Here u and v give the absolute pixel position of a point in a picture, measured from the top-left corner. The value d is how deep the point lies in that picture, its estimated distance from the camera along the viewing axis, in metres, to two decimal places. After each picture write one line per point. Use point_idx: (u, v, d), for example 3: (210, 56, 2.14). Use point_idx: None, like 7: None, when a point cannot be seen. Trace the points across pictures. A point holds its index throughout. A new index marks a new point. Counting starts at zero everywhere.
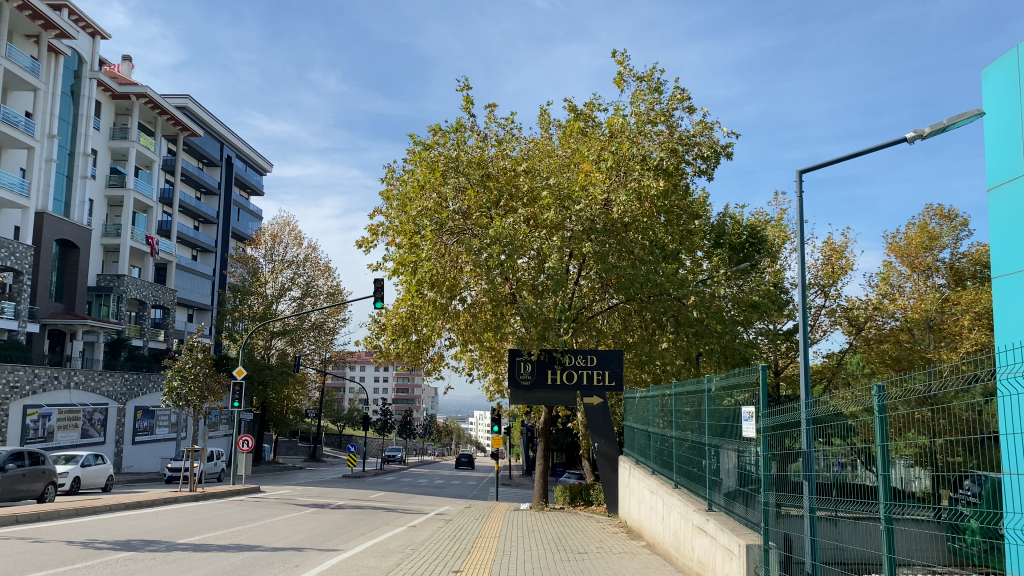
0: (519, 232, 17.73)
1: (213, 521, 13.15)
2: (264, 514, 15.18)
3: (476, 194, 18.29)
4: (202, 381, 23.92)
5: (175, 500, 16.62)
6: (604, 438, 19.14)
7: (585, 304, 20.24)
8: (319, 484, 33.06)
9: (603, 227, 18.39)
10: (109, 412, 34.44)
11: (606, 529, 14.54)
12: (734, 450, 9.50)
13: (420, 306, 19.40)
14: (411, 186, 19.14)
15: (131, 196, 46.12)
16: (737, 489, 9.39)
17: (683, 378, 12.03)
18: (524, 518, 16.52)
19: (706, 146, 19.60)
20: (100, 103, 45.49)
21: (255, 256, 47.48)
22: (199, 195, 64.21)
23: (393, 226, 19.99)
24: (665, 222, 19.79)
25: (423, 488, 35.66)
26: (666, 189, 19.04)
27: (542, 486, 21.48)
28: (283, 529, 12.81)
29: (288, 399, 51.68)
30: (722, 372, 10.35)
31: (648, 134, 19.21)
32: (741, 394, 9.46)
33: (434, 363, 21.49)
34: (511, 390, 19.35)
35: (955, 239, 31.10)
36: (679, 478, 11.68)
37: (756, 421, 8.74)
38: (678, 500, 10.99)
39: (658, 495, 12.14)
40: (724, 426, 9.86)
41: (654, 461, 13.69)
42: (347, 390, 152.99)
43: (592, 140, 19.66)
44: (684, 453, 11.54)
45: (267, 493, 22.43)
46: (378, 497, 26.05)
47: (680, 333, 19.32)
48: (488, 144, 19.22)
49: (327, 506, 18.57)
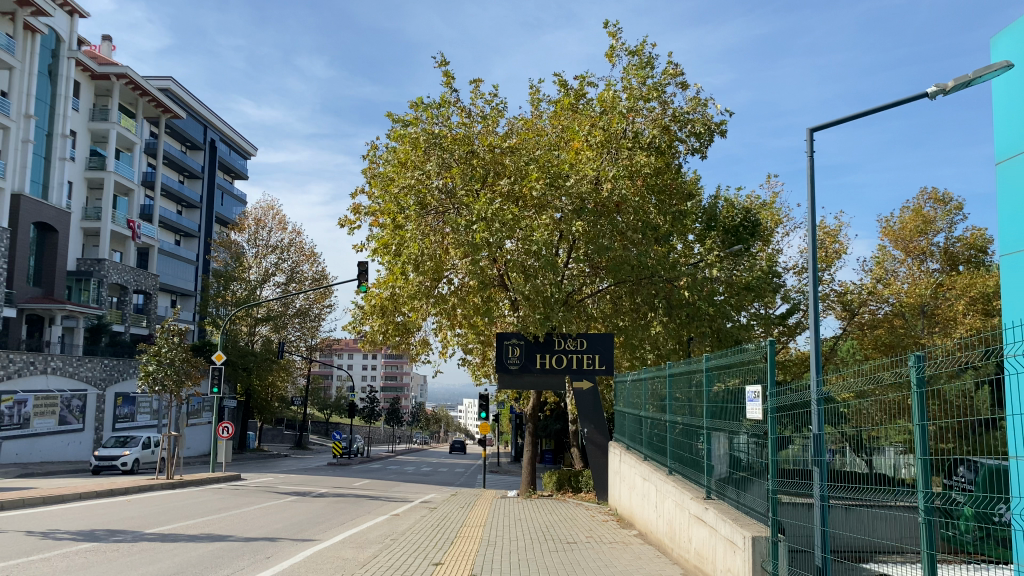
0: (506, 211, 17.31)
1: (186, 510, 12.68)
2: (242, 503, 14.73)
3: (461, 172, 17.81)
4: (179, 366, 23.38)
5: (151, 488, 16.16)
6: (592, 422, 18.99)
7: (575, 287, 19.82)
8: (303, 471, 32.69)
9: (593, 207, 18.02)
10: (88, 399, 33.87)
11: (596, 517, 14.18)
12: (732, 434, 9.06)
13: (404, 289, 18.86)
14: (394, 164, 18.66)
15: (112, 179, 45.31)
16: (730, 475, 9.09)
17: (677, 361, 11.59)
18: (511, 506, 16.14)
19: (702, 124, 19.00)
20: (79, 83, 44.60)
21: (238, 241, 46.87)
22: (183, 179, 63.43)
23: (375, 206, 19.47)
24: (658, 203, 19.37)
25: (410, 475, 35.36)
26: (658, 168, 18.59)
27: (530, 473, 21.15)
28: (259, 518, 12.38)
29: (273, 386, 51.11)
30: (720, 350, 9.80)
31: (640, 111, 18.65)
32: (740, 376, 8.93)
33: (419, 348, 21.04)
34: (499, 375, 18.93)
35: (949, 223, 30.82)
36: (673, 464, 11.29)
37: (762, 402, 8.09)
38: (670, 487, 10.62)
39: (651, 482, 11.74)
40: (721, 409, 9.41)
41: (645, 446, 13.35)
42: (335, 377, 152.82)
43: (582, 116, 19.11)
44: (678, 437, 11.15)
45: (247, 481, 22.00)
46: (363, 484, 25.67)
47: (672, 315, 19.24)
48: (473, 121, 18.74)
49: (308, 494, 18.14)
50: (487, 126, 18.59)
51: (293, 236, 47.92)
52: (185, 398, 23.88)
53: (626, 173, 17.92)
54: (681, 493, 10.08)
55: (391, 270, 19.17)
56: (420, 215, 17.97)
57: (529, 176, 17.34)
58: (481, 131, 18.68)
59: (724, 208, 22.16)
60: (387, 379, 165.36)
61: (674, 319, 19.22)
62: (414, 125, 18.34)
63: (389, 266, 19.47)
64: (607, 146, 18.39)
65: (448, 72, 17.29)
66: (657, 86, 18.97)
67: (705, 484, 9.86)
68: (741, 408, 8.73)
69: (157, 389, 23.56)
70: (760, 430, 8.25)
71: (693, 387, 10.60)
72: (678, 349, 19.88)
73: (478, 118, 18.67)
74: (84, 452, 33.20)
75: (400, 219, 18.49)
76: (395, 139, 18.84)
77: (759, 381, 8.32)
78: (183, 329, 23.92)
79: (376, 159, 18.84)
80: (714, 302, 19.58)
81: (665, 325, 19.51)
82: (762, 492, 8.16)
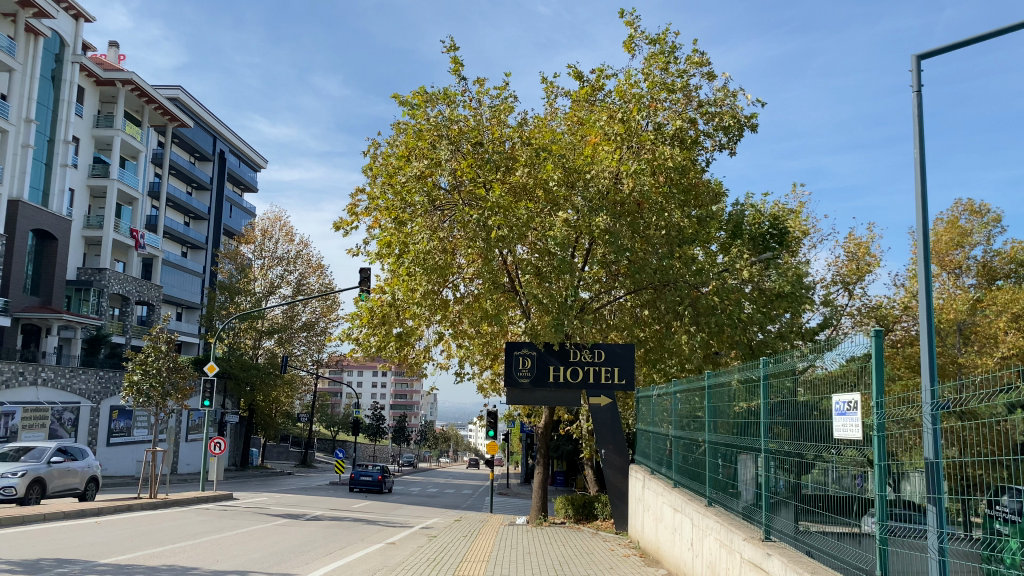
0: (518, 206, 16.43)
1: (158, 535, 11.67)
2: (225, 526, 13.63)
3: (472, 160, 16.82)
4: (164, 377, 22.46)
5: (129, 508, 15.18)
6: (610, 444, 17.94)
7: (592, 297, 18.83)
8: (301, 491, 31.56)
9: (615, 205, 16.98)
10: (81, 412, 32.99)
11: (616, 552, 13.01)
12: (796, 457, 7.47)
13: (407, 291, 17.76)
14: (398, 157, 17.70)
15: (115, 186, 44.67)
16: (785, 502, 7.75)
17: (721, 373, 10.18)
18: (520, 536, 15.01)
19: (732, 116, 17.63)
20: (83, 88, 44.15)
21: (244, 253, 46.25)
22: (190, 190, 63.03)
23: (375, 205, 18.37)
24: (683, 205, 18.24)
25: (415, 497, 34.26)
26: (683, 163, 17.48)
27: (541, 497, 19.98)
28: (237, 546, 11.31)
29: (277, 402, 50.03)
30: (782, 354, 8.24)
31: (660, 105, 17.74)
32: (810, 390, 7.28)
33: (419, 359, 19.91)
34: (508, 389, 17.90)
35: (986, 236, 29.56)
36: (713, 496, 9.95)
37: (864, 416, 6.14)
38: (711, 517, 9.30)
39: (686, 513, 10.49)
40: (782, 427, 7.82)
41: (676, 471, 12.02)
42: (344, 395, 152.21)
43: (600, 108, 18.10)
44: (719, 460, 9.80)
45: (237, 500, 20.91)
46: (362, 506, 24.53)
47: (701, 324, 17.82)
48: (483, 111, 17.75)
49: (301, 517, 17.09)
50: (498, 116, 17.51)
51: (300, 248, 47.17)
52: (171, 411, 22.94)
53: (649, 168, 16.85)
54: (736, 535, 8.36)
55: (393, 273, 18.09)
56: (427, 212, 17.17)
57: (544, 169, 16.39)
58: (491, 121, 17.59)
59: (752, 215, 20.88)
60: (396, 397, 164.52)
61: (703, 329, 17.84)
62: (420, 114, 17.39)
63: (391, 269, 18.39)
64: (627, 139, 17.45)
65: (459, 58, 16.33)
66: (681, 77, 18.03)
67: (764, 526, 8.27)
68: (820, 425, 6.90)
69: (142, 402, 22.51)
70: (844, 454, 6.43)
71: (748, 401, 8.93)
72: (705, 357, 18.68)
73: (488, 110, 17.69)
74: None
75: (404, 215, 17.42)
76: (397, 131, 17.91)
77: (855, 388, 6.43)
78: (171, 338, 23.03)
79: (379, 153, 17.81)
80: (746, 310, 18.44)
81: (692, 334, 18.00)
82: (846, 532, 6.46)
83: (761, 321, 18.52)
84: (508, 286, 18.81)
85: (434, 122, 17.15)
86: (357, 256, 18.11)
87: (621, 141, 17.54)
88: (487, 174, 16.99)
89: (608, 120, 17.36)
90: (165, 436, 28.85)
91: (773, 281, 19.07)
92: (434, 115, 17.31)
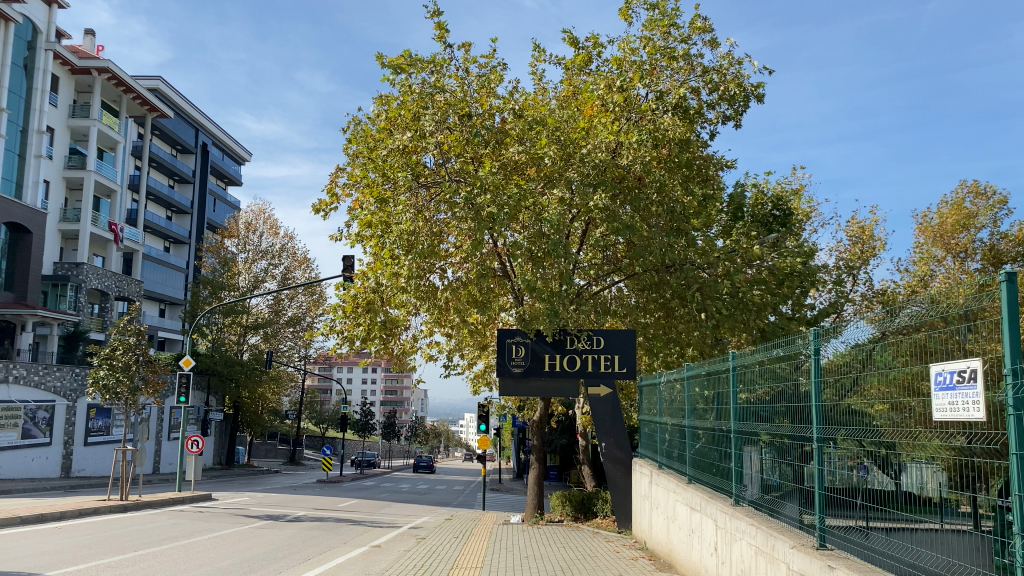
0: (509, 184, 15.68)
1: (120, 542, 10.92)
2: (198, 530, 12.85)
3: (459, 134, 16.21)
4: (133, 372, 21.62)
5: (95, 510, 14.42)
6: (610, 436, 17.31)
7: (588, 283, 18.39)
8: (283, 490, 30.83)
9: (615, 181, 16.30)
10: (56, 411, 32.12)
11: (622, 555, 12.26)
12: (851, 442, 6.83)
13: (391, 278, 16.93)
14: (379, 131, 16.86)
15: (92, 178, 43.68)
16: (839, 491, 7.13)
17: (745, 356, 9.86)
18: (515, 537, 14.24)
19: (737, 86, 16.71)
20: (58, 77, 43.10)
21: (227, 246, 45.36)
22: (172, 183, 62.04)
23: (355, 184, 17.55)
24: (683, 180, 17.49)
25: (402, 494, 33.54)
26: (685, 135, 16.66)
27: (537, 494, 19.29)
28: (205, 552, 10.57)
29: (264, 398, 49.14)
30: (831, 329, 7.67)
31: (662, 72, 16.87)
32: (865, 376, 6.61)
33: (406, 349, 19.16)
34: (500, 379, 17.26)
35: (993, 218, 28.95)
36: (742, 493, 9.44)
37: (987, 391, 5.02)
38: (741, 516, 8.61)
39: (707, 511, 9.79)
40: (829, 415, 7.28)
41: (690, 468, 11.43)
42: (333, 392, 151.63)
43: (596, 79, 17.27)
44: (756, 451, 9.14)
45: (215, 501, 20.15)
46: (347, 506, 23.79)
47: (710, 306, 17.01)
48: (470, 81, 16.90)
49: (281, 518, 16.36)
50: (487, 86, 16.69)
51: (285, 241, 46.33)
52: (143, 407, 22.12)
53: (649, 140, 16.14)
54: (782, 545, 7.55)
55: (376, 257, 17.29)
56: (412, 188, 16.38)
57: (538, 143, 15.69)
58: (479, 92, 16.80)
59: (754, 196, 19.91)
60: (387, 393, 164.00)
61: (711, 316, 17.11)
62: (402, 84, 16.52)
63: (374, 253, 17.54)
64: (626, 109, 16.76)
65: (443, 22, 15.53)
66: (682, 43, 17.14)
67: (816, 532, 7.58)
68: (878, 404, 6.36)
69: (112, 398, 21.67)
70: (858, 438, 6.65)
71: (768, 387, 8.96)
72: (711, 345, 17.89)
73: (477, 79, 16.86)
74: (51, 469, 31.45)
75: (386, 193, 16.66)
76: (378, 103, 17.10)
77: (971, 355, 5.32)
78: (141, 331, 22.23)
79: (358, 125, 16.94)
80: (759, 292, 17.52)
81: (701, 319, 17.23)
82: (853, 524, 6.87)
83: (774, 306, 17.62)
84: (499, 273, 18.21)
85: (419, 90, 16.26)
86: (337, 240, 17.30)
87: (620, 112, 16.83)
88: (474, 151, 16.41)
89: (605, 91, 16.59)
90: (143, 433, 28.03)
91: (781, 259, 17.97)
92: (416, 84, 16.57)
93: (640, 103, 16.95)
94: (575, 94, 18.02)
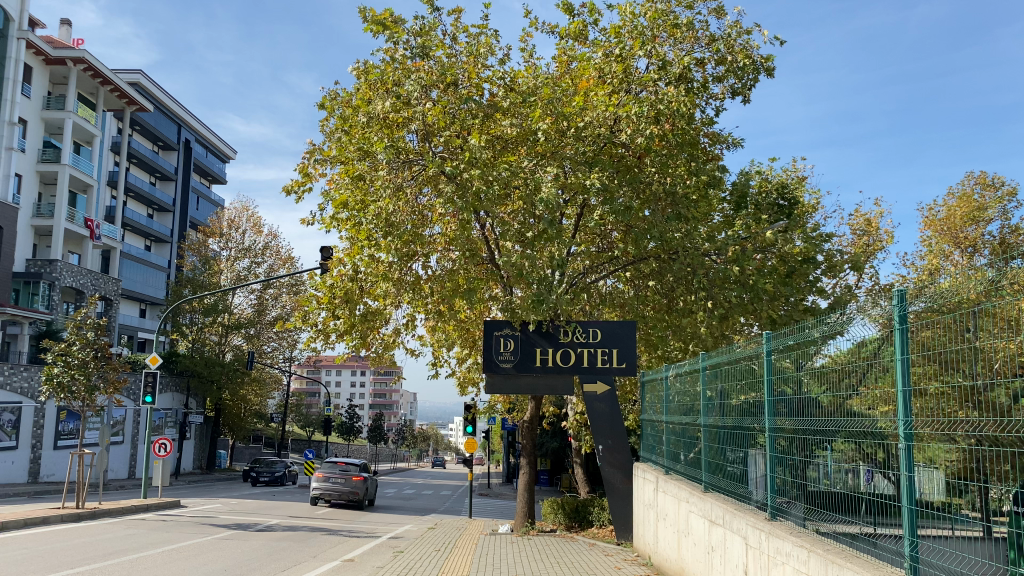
0: (498, 162, 14.85)
1: (62, 560, 10.05)
2: (150, 543, 12.21)
3: (443, 107, 15.45)
4: (91, 369, 20.68)
5: (47, 522, 13.49)
6: (610, 436, 16.51)
7: (584, 273, 17.54)
8: (260, 496, 29.78)
9: (610, 161, 15.56)
10: (23, 413, 31.08)
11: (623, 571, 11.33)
12: (863, 439, 6.49)
13: (370, 267, 15.97)
14: (359, 102, 15.96)
15: (67, 172, 42.66)
16: (868, 497, 6.43)
17: (778, 337, 8.73)
18: (503, 550, 13.29)
19: (745, 56, 15.82)
20: (32, 67, 41.98)
21: (209, 244, 44.39)
22: (153, 180, 60.92)
23: (332, 160, 16.62)
24: (686, 160, 16.62)
25: (387, 501, 32.56)
26: (688, 110, 15.72)
27: (527, 502, 18.39)
28: (148, 568, 9.97)
29: (245, 401, 48.19)
30: (873, 305, 6.83)
31: (664, 41, 15.93)
32: (875, 375, 6.40)
33: (386, 344, 18.21)
34: (487, 374, 16.45)
35: (1002, 211, 28.29)
36: (775, 505, 8.25)
37: None
38: (784, 535, 7.44)
39: (723, 523, 8.95)
40: (857, 408, 6.58)
41: (706, 474, 10.39)
42: (321, 395, 150.08)
43: (593, 49, 16.41)
44: (771, 451, 8.45)
45: (182, 509, 19.16)
46: (322, 512, 23.00)
47: (718, 297, 16.04)
48: (457, 52, 16.05)
49: (251, 527, 15.44)
50: (476, 55, 15.83)
51: (268, 239, 45.37)
52: (101, 407, 21.28)
53: (650, 114, 15.14)
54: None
55: (353, 242, 16.35)
56: (390, 165, 15.51)
57: (531, 116, 14.89)
58: (468, 63, 15.97)
59: (758, 184, 18.90)
60: (376, 397, 162.93)
61: (718, 304, 16.17)
62: (386, 52, 15.61)
63: (350, 240, 16.60)
64: (625, 82, 15.86)
65: None
66: (683, 11, 16.20)
67: (846, 540, 6.87)
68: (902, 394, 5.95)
69: (70, 397, 20.67)
70: (863, 437, 6.42)
71: (768, 390, 8.62)
72: (720, 335, 16.85)
73: (466, 49, 16.03)
74: (17, 474, 30.46)
75: (363, 169, 15.85)
76: (358, 72, 16.14)
77: None
78: (101, 326, 21.28)
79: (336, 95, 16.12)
80: (771, 281, 16.60)
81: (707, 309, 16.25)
82: (857, 534, 6.60)
83: (788, 297, 16.79)
84: (488, 263, 17.38)
85: (402, 60, 15.45)
86: (311, 225, 16.39)
87: (618, 85, 15.88)
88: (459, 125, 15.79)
89: (603, 63, 15.96)
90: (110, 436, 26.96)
91: (795, 247, 16.82)
92: (399, 54, 15.78)
93: (638, 77, 16.04)
94: (570, 68, 17.18)
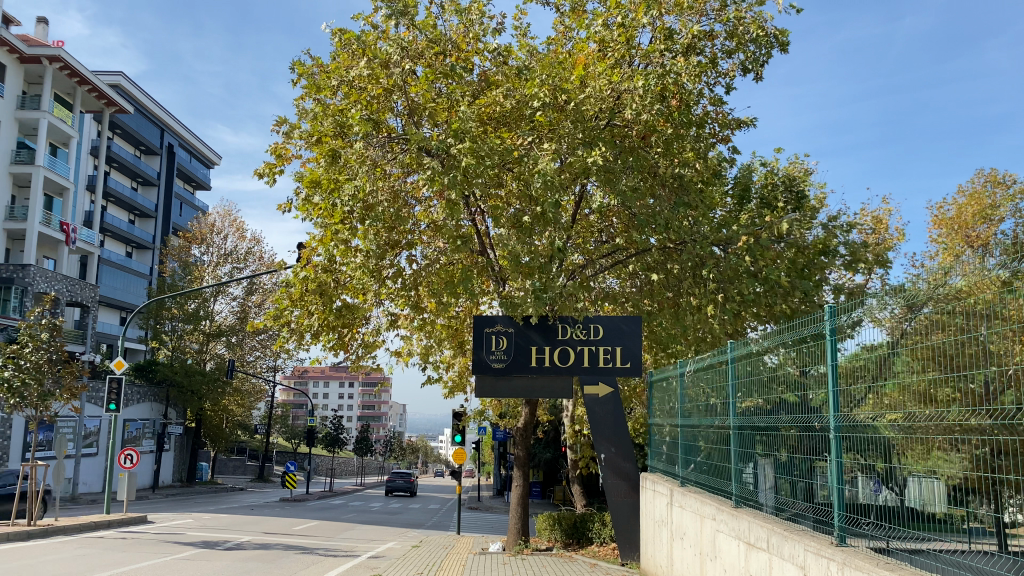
0: (492, 138, 14.03)
1: None
2: (110, 562, 11.29)
3: (427, 81, 14.73)
4: (44, 374, 19.73)
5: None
6: (611, 441, 15.71)
7: (583, 267, 16.78)
8: (236, 510, 28.83)
9: (612, 141, 14.83)
10: None
11: None
12: (891, 439, 5.64)
13: (346, 255, 15.03)
14: (335, 73, 15.11)
15: (41, 174, 41.63)
16: (898, 504, 5.63)
17: (799, 324, 7.84)
18: (491, 569, 12.38)
19: (756, 27, 15.13)
20: (6, 66, 40.96)
21: (191, 249, 43.46)
22: (135, 185, 59.89)
23: (305, 138, 15.83)
24: (693, 138, 15.95)
25: (370, 514, 31.62)
26: (694, 84, 14.98)
27: (520, 517, 17.44)
28: None
29: (226, 411, 47.19)
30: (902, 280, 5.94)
31: (671, 13, 15.17)
32: (905, 364, 5.56)
33: (368, 345, 17.28)
34: (477, 376, 15.60)
35: (1014, 210, 27.70)
36: (809, 516, 7.12)
37: None
38: (873, 569, 5.55)
39: (741, 534, 8.10)
40: (886, 401, 5.77)
41: (736, 485, 8.98)
42: (308, 407, 148.59)
43: (594, 21, 15.69)
44: (788, 448, 7.60)
45: (146, 524, 18.20)
46: (297, 527, 22.02)
47: (729, 290, 15.22)
48: (449, 22, 15.27)
49: (220, 544, 14.53)
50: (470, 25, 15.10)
51: (252, 245, 44.45)
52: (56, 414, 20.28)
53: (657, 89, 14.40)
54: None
55: (326, 231, 15.41)
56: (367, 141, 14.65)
57: (530, 89, 14.13)
58: (459, 37, 15.24)
59: (765, 175, 18.23)
60: (364, 409, 161.82)
61: (730, 297, 15.35)
62: (368, 22, 14.83)
63: (324, 229, 15.66)
64: (629, 53, 15.15)
65: None
66: None
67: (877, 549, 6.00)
68: (936, 379, 5.18)
69: (22, 404, 19.67)
70: (892, 433, 5.61)
71: (774, 394, 7.99)
72: (732, 331, 15.95)
73: (459, 20, 15.29)
74: None
75: (337, 146, 14.98)
76: (337, 37, 15.29)
77: None
78: (56, 328, 20.37)
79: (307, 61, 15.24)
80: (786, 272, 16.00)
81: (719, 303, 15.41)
82: (870, 546, 6.10)
83: (804, 290, 15.97)
84: (478, 256, 16.56)
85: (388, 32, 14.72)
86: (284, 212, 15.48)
87: (621, 57, 15.16)
88: (445, 101, 15.02)
89: (605, 35, 15.35)
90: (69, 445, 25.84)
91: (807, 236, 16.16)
92: (381, 21, 14.99)
93: (640, 50, 15.29)
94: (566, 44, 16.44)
